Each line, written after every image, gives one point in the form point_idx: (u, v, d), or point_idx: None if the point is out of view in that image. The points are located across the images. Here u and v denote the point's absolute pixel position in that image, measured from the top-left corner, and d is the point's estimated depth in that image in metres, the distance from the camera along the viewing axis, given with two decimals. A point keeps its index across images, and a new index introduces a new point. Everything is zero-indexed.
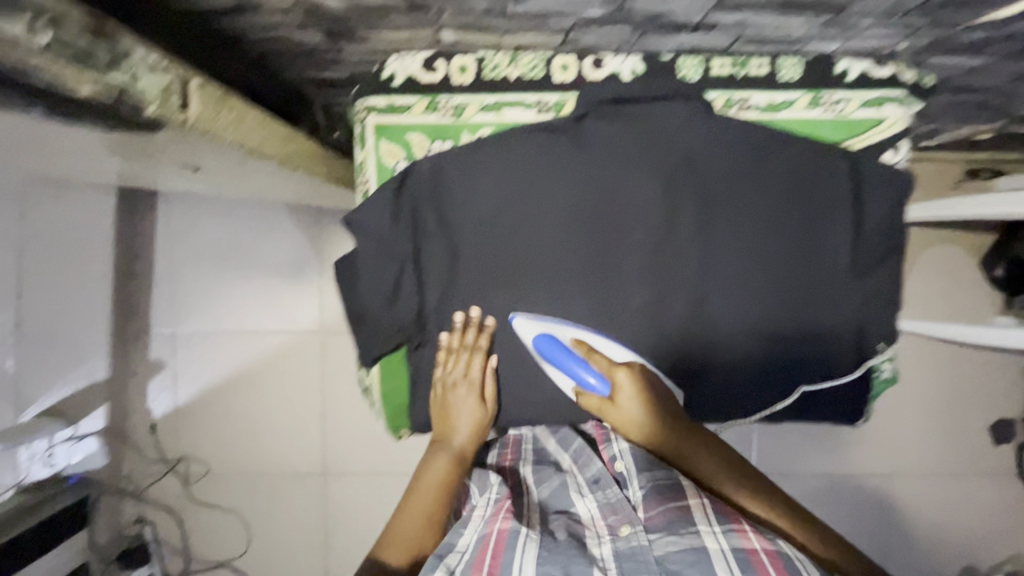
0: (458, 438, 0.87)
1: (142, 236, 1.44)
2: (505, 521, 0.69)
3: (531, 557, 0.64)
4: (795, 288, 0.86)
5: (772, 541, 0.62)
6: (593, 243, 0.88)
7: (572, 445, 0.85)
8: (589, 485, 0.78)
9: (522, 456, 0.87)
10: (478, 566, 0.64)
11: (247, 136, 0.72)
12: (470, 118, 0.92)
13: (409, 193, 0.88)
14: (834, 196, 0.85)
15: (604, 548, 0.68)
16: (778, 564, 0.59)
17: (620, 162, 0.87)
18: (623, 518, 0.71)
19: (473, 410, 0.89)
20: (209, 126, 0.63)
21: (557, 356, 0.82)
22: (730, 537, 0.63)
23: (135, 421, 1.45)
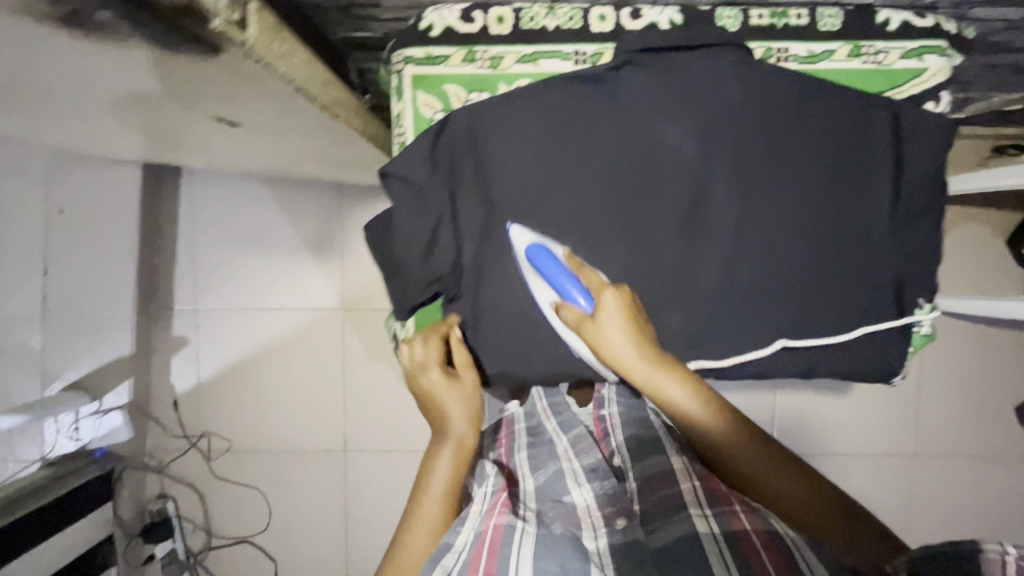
0: (455, 430, 0.67)
1: (164, 214, 1.45)
2: (500, 517, 0.60)
3: (529, 553, 0.55)
4: (885, 244, 0.69)
5: (765, 523, 0.58)
6: (644, 214, 0.68)
7: (571, 432, 0.81)
8: (585, 475, 0.72)
9: (516, 444, 0.84)
10: (475, 564, 0.54)
11: (297, 73, 0.64)
12: (508, 69, 0.71)
13: (444, 147, 0.69)
14: (936, 156, 0.67)
15: (601, 540, 0.59)
16: (769, 543, 0.54)
17: (683, 105, 0.66)
18: (619, 512, 0.64)
19: (457, 392, 0.68)
20: (266, 53, 0.56)
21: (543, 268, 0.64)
22: (722, 520, 0.58)
23: (158, 397, 1.47)
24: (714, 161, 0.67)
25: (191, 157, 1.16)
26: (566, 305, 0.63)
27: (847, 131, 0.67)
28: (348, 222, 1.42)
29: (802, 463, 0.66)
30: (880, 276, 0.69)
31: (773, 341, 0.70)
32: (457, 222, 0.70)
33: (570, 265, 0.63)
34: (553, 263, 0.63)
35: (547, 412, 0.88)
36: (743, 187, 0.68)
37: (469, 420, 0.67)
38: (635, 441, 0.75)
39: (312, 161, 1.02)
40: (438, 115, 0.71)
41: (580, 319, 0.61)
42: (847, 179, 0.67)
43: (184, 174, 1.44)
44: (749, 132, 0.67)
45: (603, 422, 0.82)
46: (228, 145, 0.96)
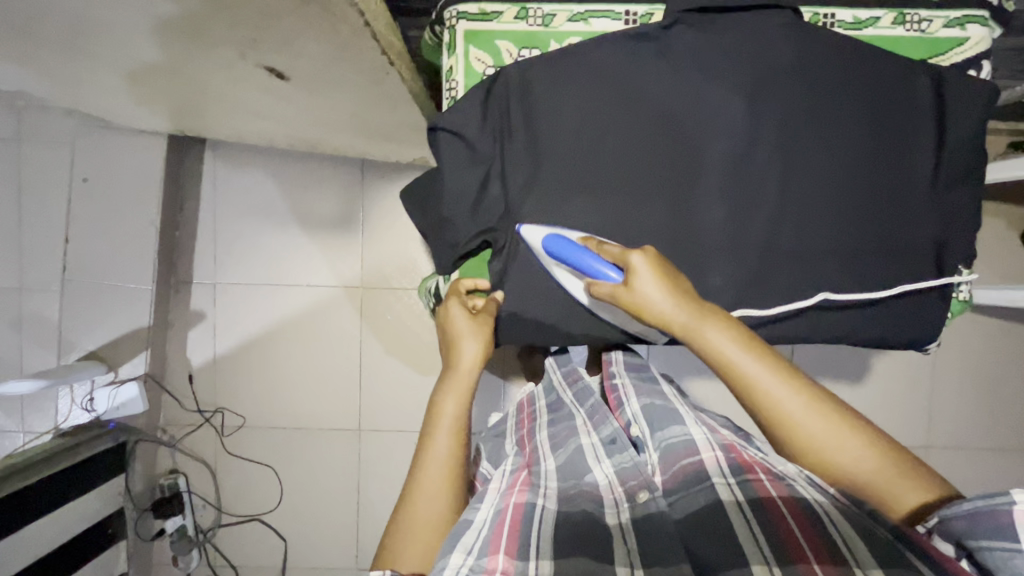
0: (466, 364, 0.70)
1: (188, 188, 1.46)
2: (519, 495, 0.60)
3: (551, 535, 0.55)
4: (923, 217, 0.71)
5: (790, 488, 0.55)
6: (691, 172, 0.69)
7: (587, 402, 0.81)
8: (604, 451, 0.72)
9: (537, 425, 0.84)
10: (496, 542, 0.53)
11: (366, 6, 0.64)
12: (560, 27, 0.71)
13: (497, 99, 0.70)
14: (974, 123, 0.69)
15: (623, 515, 0.59)
16: (796, 509, 0.53)
17: (730, 65, 0.68)
18: (642, 484, 0.64)
19: (472, 336, 0.71)
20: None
21: (568, 254, 0.65)
22: (746, 489, 0.57)
23: (174, 370, 1.47)
24: (761, 121, 0.69)
25: (223, 125, 1.17)
26: (596, 281, 0.64)
27: (885, 97, 0.69)
28: (371, 200, 1.43)
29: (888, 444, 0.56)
30: (919, 243, 0.71)
31: (814, 296, 0.70)
32: (505, 176, 0.70)
33: (588, 245, 0.66)
34: (571, 245, 0.65)
35: (565, 387, 0.89)
36: (785, 149, 0.69)
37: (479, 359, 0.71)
38: (650, 412, 0.74)
39: (346, 130, 1.03)
40: (490, 70, 0.72)
41: (613, 290, 0.62)
42: (885, 144, 0.70)
43: (209, 148, 1.45)
44: (796, 96, 0.68)
45: (616, 390, 0.82)
46: (265, 108, 0.97)
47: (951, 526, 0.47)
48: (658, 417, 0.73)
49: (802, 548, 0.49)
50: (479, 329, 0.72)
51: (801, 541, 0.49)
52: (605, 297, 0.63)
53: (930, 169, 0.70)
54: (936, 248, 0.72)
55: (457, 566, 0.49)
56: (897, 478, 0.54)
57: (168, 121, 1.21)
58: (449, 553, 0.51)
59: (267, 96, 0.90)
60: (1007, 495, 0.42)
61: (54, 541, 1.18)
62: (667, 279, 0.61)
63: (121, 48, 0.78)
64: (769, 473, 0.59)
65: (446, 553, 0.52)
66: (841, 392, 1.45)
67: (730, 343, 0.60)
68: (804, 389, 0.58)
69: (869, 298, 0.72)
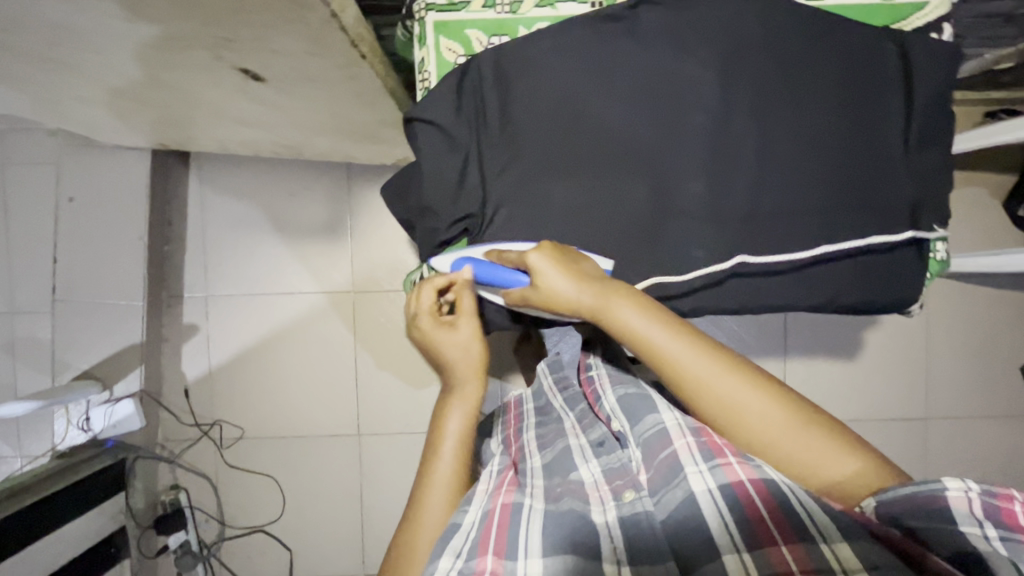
0: (465, 387, 0.74)
1: (175, 200, 1.46)
2: (507, 496, 0.63)
3: (537, 531, 0.57)
4: (899, 178, 0.71)
5: (759, 470, 0.57)
6: (666, 147, 0.70)
7: (576, 408, 0.83)
8: (591, 451, 0.73)
9: (524, 426, 0.85)
10: (484, 544, 0.57)
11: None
12: (528, 12, 0.71)
13: (472, 86, 0.71)
14: (941, 86, 0.70)
15: (609, 514, 0.61)
16: (764, 493, 0.54)
17: (697, 38, 0.68)
18: (627, 483, 0.65)
19: (466, 352, 0.74)
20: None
21: (480, 273, 0.68)
22: (718, 474, 0.57)
23: (170, 385, 1.47)
24: (734, 94, 0.69)
25: (206, 134, 1.18)
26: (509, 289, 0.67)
27: (854, 62, 0.70)
28: (358, 204, 1.44)
29: (795, 400, 0.62)
30: (895, 205, 0.72)
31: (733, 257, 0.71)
32: (483, 163, 0.71)
33: (491, 257, 0.68)
34: (478, 266, 0.67)
35: (554, 390, 0.90)
36: (760, 120, 0.70)
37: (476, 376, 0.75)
38: (625, 404, 0.73)
39: (327, 131, 1.03)
40: (461, 59, 0.72)
41: (523, 293, 0.65)
42: (856, 110, 0.70)
43: (194, 161, 1.46)
44: (764, 66, 0.69)
45: (593, 384, 0.82)
46: (245, 113, 0.97)
47: (888, 507, 0.52)
48: (634, 407, 0.72)
49: (769, 531, 0.51)
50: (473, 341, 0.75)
51: (769, 525, 0.51)
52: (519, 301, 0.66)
53: (901, 133, 0.71)
54: (912, 209, 0.72)
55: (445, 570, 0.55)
56: (798, 431, 0.61)
57: (151, 133, 1.21)
58: (438, 558, 0.56)
59: (245, 99, 0.90)
60: (939, 481, 0.49)
61: (55, 563, 1.17)
62: (572, 269, 0.63)
63: (96, 58, 0.78)
64: (738, 455, 0.59)
65: (436, 559, 0.57)
66: (836, 367, 1.45)
67: (646, 317, 0.62)
68: (715, 357, 0.62)
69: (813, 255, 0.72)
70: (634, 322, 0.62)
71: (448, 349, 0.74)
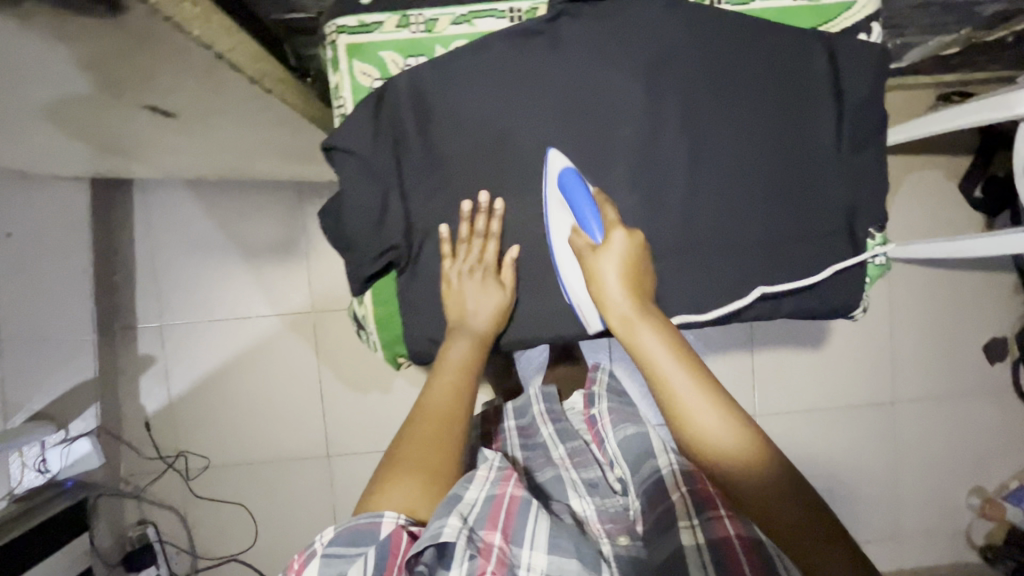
0: (478, 325, 0.69)
1: (120, 229, 1.42)
2: (517, 487, 0.66)
3: (545, 526, 0.63)
4: (832, 182, 0.70)
5: (747, 528, 0.62)
6: (596, 164, 0.68)
7: (569, 442, 0.88)
8: (585, 488, 0.80)
9: (509, 442, 0.89)
10: (494, 520, 0.61)
11: (219, 38, 0.63)
12: (445, 31, 0.68)
13: (389, 108, 0.68)
14: (871, 87, 0.69)
15: (607, 547, 0.69)
16: (750, 550, 0.59)
17: (620, 49, 0.66)
18: (622, 529, 0.72)
19: (492, 295, 0.69)
20: (175, 12, 0.55)
21: (573, 195, 0.64)
22: (707, 527, 0.62)
23: (129, 419, 1.43)
24: (662, 104, 0.68)
25: (140, 162, 1.13)
26: (579, 231, 0.65)
27: (784, 66, 0.68)
28: (312, 221, 1.40)
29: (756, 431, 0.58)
30: (831, 210, 0.71)
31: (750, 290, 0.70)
32: (407, 192, 0.69)
33: (598, 199, 0.65)
34: (586, 193, 0.64)
35: (544, 418, 0.92)
36: (690, 129, 0.68)
37: (493, 315, 0.69)
38: (629, 448, 0.80)
39: (262, 155, 0.99)
40: (377, 83, 0.69)
41: (584, 249, 0.64)
42: (787, 114, 0.69)
43: (137, 187, 1.41)
44: (692, 74, 0.67)
45: (597, 424, 0.88)
46: (174, 143, 0.94)
47: None
48: (637, 455, 0.79)
49: None
50: (500, 288, 0.70)
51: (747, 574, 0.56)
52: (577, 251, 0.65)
53: (833, 135, 0.70)
54: (847, 213, 0.71)
55: (455, 528, 0.55)
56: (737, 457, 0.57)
57: (85, 163, 1.17)
58: (446, 515, 0.57)
59: (167, 129, 0.85)
60: None
61: None
62: (632, 268, 0.63)
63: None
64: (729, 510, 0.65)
65: (444, 515, 0.57)
66: (804, 359, 1.45)
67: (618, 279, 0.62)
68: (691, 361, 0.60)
69: (752, 266, 0.70)
70: (600, 280, 0.62)
71: (472, 290, 0.69)
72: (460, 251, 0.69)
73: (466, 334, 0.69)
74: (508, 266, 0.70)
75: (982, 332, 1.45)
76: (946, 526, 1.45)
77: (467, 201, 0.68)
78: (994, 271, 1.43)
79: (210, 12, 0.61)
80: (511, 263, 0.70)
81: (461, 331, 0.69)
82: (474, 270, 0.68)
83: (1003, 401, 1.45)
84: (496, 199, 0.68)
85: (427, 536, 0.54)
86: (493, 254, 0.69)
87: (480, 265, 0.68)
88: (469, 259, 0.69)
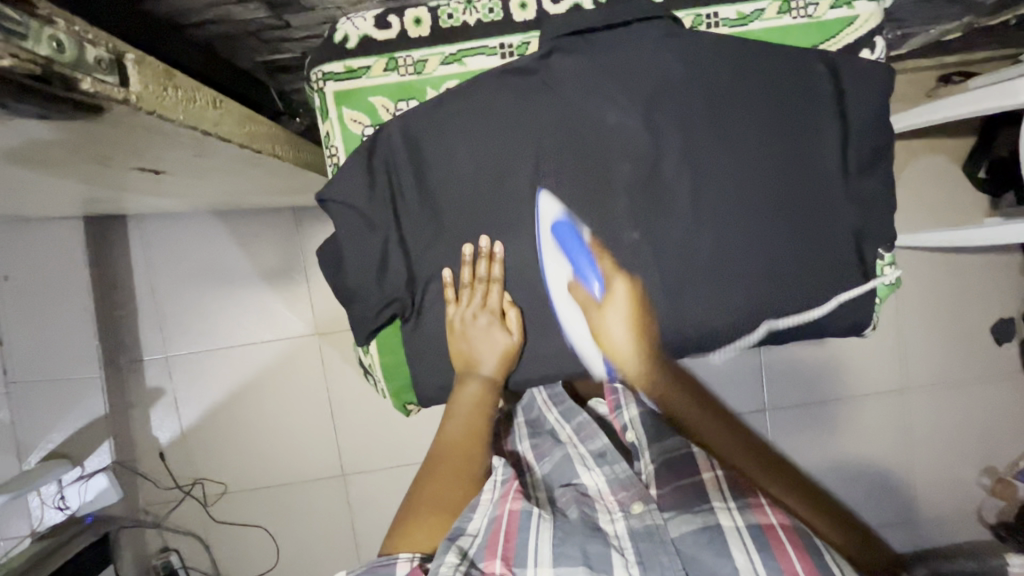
0: (487, 368, 0.70)
1: (118, 263, 1.40)
2: (515, 501, 0.59)
3: (549, 538, 0.56)
4: (837, 202, 0.70)
5: (788, 518, 0.56)
6: (598, 195, 0.69)
7: (574, 420, 0.75)
8: (593, 459, 0.68)
9: (514, 434, 0.80)
10: (492, 547, 0.55)
11: (202, 117, 0.62)
12: (434, 71, 0.72)
13: (382, 154, 0.70)
14: (871, 104, 0.69)
15: (617, 524, 0.59)
16: (796, 539, 0.53)
17: (611, 81, 0.68)
18: (636, 496, 0.62)
19: (496, 339, 0.70)
20: (159, 106, 0.53)
21: (571, 248, 0.70)
22: (747, 513, 0.56)
23: (143, 451, 1.43)
24: (660, 133, 0.68)
25: (132, 200, 1.11)
26: (579, 284, 0.71)
27: (781, 88, 0.68)
28: (310, 245, 1.40)
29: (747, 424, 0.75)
30: (838, 231, 0.70)
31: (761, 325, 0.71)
32: (405, 237, 0.71)
33: (593, 249, 0.70)
34: (576, 238, 0.70)
35: (547, 403, 0.79)
36: (691, 158, 0.69)
37: (500, 357, 0.70)
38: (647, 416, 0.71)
39: (257, 191, 0.98)
40: (368, 130, 0.73)
41: (587, 301, 0.71)
42: (789, 138, 0.69)
43: (131, 222, 1.40)
44: (689, 101, 0.68)
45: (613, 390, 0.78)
46: (162, 187, 0.92)
47: None
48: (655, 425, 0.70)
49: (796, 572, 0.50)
50: (506, 332, 0.71)
51: (794, 563, 0.51)
52: (579, 302, 0.71)
53: (837, 157, 0.69)
54: (854, 234, 0.71)
55: (452, 565, 0.53)
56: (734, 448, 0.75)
57: (78, 205, 1.16)
58: (446, 553, 0.54)
59: (155, 178, 0.83)
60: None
61: None
62: (632, 319, 0.70)
63: None
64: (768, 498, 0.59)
65: (444, 553, 0.54)
66: (811, 352, 1.45)
67: (622, 325, 0.71)
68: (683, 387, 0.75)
69: (763, 293, 0.70)
70: (606, 333, 0.71)
71: (476, 334, 0.70)
72: (463, 297, 0.71)
73: (475, 377, 0.70)
74: (512, 307, 0.72)
75: (989, 314, 1.44)
76: (960, 509, 1.46)
77: (468, 244, 0.71)
78: (998, 255, 1.43)
79: (193, 90, 0.60)
80: (516, 313, 0.72)
81: (471, 374, 0.71)
82: (478, 315, 0.70)
83: (1011, 381, 1.45)
84: (494, 242, 0.70)
85: None
86: (496, 298, 0.71)
87: (484, 309, 0.70)
88: (473, 303, 0.70)
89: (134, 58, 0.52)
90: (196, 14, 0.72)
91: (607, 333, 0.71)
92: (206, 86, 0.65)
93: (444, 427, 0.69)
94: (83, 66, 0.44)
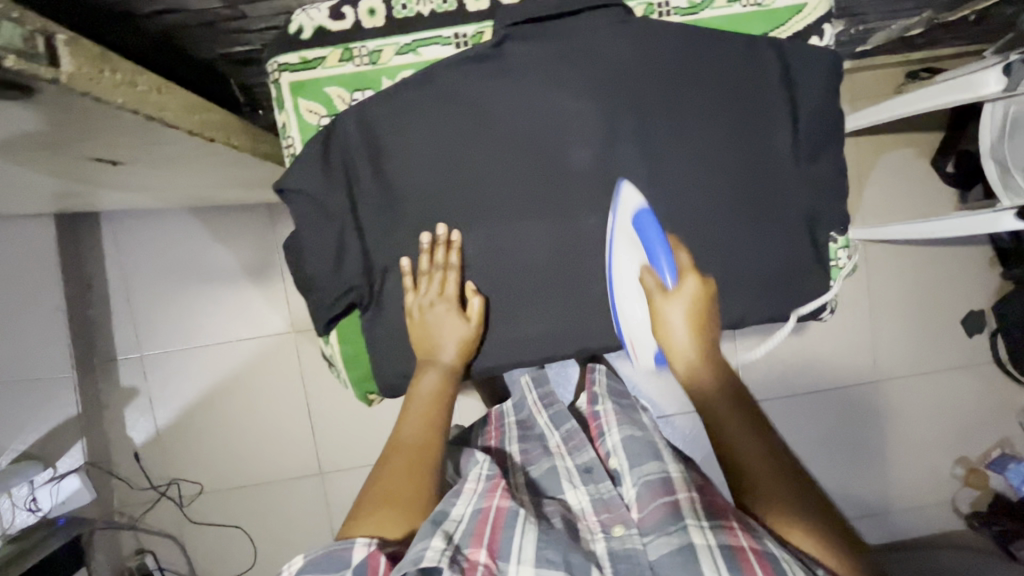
0: (445, 357, 0.71)
1: (90, 262, 1.39)
2: (503, 499, 0.62)
3: (533, 538, 0.58)
4: (788, 188, 0.71)
5: (762, 541, 0.55)
6: (555, 183, 0.70)
7: (563, 426, 0.85)
8: (579, 476, 0.76)
9: (506, 435, 0.88)
10: (478, 537, 0.58)
11: (144, 101, 0.62)
12: (389, 62, 0.73)
13: (339, 143, 0.71)
14: (818, 92, 0.71)
15: (598, 544, 0.64)
16: (765, 560, 0.52)
17: (561, 69, 0.69)
18: (617, 518, 0.67)
19: (456, 327, 0.70)
20: (94, 87, 0.54)
21: (647, 233, 0.66)
22: (717, 531, 0.58)
23: (118, 452, 1.42)
24: (615, 120, 0.69)
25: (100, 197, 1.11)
26: (651, 269, 0.67)
27: (731, 76, 0.70)
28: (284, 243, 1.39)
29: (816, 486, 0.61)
30: (791, 218, 0.71)
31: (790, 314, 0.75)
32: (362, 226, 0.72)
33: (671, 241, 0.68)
34: (656, 228, 0.66)
35: (539, 406, 0.91)
36: (645, 145, 0.69)
37: (459, 346, 0.71)
38: (630, 445, 0.77)
39: (226, 185, 0.98)
40: (323, 120, 0.73)
41: (652, 283, 0.66)
42: (741, 125, 0.70)
43: (103, 220, 1.39)
44: (642, 88, 0.69)
45: (598, 419, 0.86)
46: (130, 182, 0.92)
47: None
48: (635, 449, 0.76)
49: None
50: (465, 322, 0.71)
51: None
52: (643, 283, 0.67)
53: (788, 146, 0.71)
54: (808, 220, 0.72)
55: (438, 549, 0.53)
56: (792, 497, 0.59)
57: (45, 202, 1.14)
58: (430, 536, 0.55)
59: (118, 172, 0.83)
60: None
61: None
62: (698, 315, 0.66)
63: None
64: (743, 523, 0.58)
65: (428, 536, 0.55)
66: (787, 345, 1.46)
67: (682, 321, 0.66)
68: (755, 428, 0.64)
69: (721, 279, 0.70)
70: (666, 320, 0.66)
71: (433, 322, 0.70)
72: (422, 283, 0.71)
73: (434, 367, 0.71)
74: (476, 298, 0.72)
75: (960, 306, 1.46)
76: (935, 499, 1.48)
77: (426, 232, 0.71)
78: (968, 248, 1.45)
79: (132, 74, 0.60)
80: (477, 304, 0.71)
81: (430, 365, 0.71)
82: (436, 303, 0.70)
83: (982, 371, 1.47)
84: (452, 230, 0.71)
85: (409, 560, 0.52)
86: (455, 286, 0.71)
87: (441, 298, 0.70)
88: (429, 289, 0.71)
89: (66, 37, 0.51)
90: (147, 4, 0.73)
91: (665, 322, 0.66)
92: (150, 70, 0.65)
93: (401, 419, 0.69)
94: (9, 43, 0.45)
